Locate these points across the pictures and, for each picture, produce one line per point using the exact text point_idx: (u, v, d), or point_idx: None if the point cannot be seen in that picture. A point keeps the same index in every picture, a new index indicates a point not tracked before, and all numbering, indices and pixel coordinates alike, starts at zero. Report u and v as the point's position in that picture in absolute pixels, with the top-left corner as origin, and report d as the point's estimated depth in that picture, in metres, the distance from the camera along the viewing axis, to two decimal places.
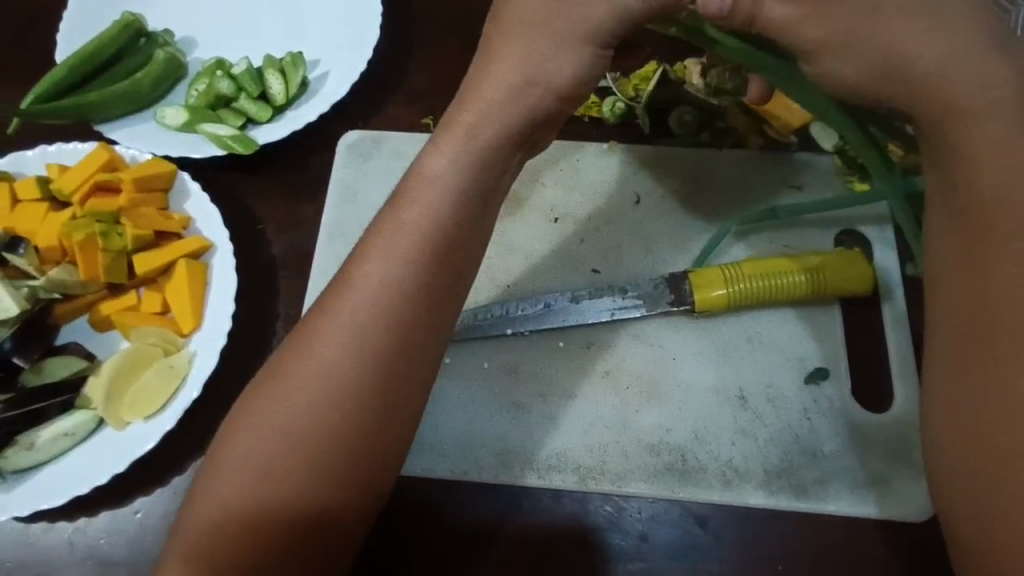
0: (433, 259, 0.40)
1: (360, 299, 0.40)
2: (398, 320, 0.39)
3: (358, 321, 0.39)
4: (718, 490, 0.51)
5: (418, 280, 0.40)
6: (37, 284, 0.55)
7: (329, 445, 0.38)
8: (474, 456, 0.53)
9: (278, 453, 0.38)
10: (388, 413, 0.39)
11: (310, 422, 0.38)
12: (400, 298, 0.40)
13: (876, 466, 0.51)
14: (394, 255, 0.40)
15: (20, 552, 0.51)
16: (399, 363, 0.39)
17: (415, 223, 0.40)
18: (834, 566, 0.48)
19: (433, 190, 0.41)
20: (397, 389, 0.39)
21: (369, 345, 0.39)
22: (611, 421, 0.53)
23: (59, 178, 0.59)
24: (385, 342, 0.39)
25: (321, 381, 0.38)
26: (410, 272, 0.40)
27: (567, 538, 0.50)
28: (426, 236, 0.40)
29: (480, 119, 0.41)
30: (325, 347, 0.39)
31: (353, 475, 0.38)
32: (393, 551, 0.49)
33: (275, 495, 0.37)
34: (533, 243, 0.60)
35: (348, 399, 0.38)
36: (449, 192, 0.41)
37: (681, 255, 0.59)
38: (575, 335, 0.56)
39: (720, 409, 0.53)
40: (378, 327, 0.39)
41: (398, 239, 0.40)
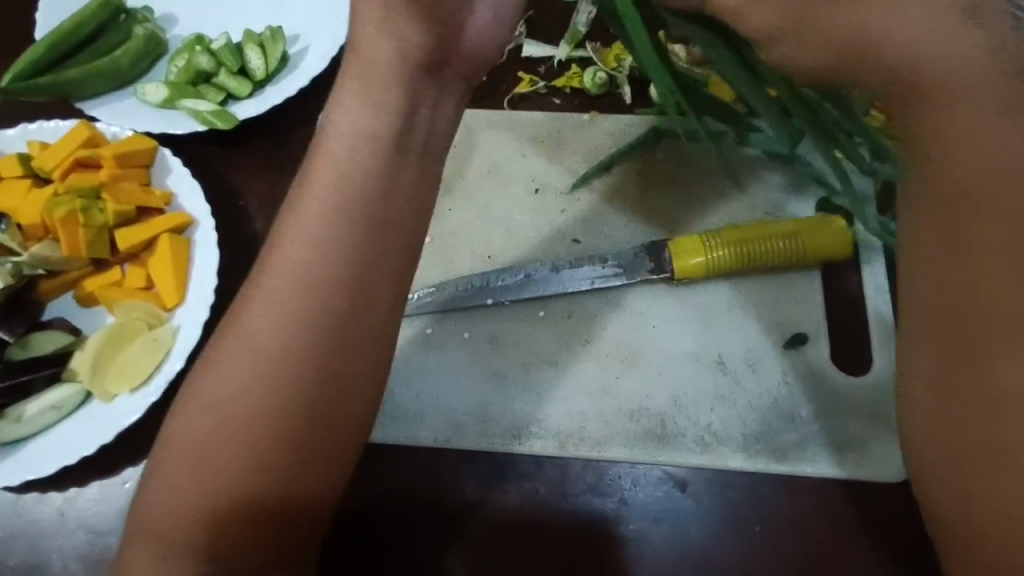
0: (365, 223, 0.40)
1: (281, 268, 0.40)
2: (335, 284, 0.39)
3: (286, 287, 0.40)
4: (697, 453, 0.51)
5: (350, 247, 0.40)
6: (22, 260, 0.55)
7: (281, 414, 0.38)
8: (456, 425, 0.53)
9: (233, 426, 0.38)
10: (336, 382, 0.39)
11: (253, 397, 0.38)
12: (329, 262, 0.39)
13: (854, 431, 0.51)
14: (322, 216, 0.40)
15: (12, 521, 0.52)
16: (348, 333, 0.39)
17: (339, 185, 0.40)
18: (816, 530, 0.48)
19: (342, 141, 0.41)
20: (344, 359, 0.39)
21: (297, 308, 0.39)
22: (590, 389, 0.54)
23: (40, 155, 0.59)
24: (318, 308, 0.39)
25: (267, 346, 0.39)
26: (340, 236, 0.40)
27: (548, 518, 0.50)
28: (347, 197, 0.40)
29: (367, 70, 0.40)
30: (268, 313, 0.40)
31: (310, 443, 0.39)
32: (374, 517, 0.50)
33: (243, 469, 0.38)
34: (514, 215, 0.60)
35: (290, 368, 0.38)
36: (358, 150, 0.40)
37: (661, 224, 0.59)
38: (555, 304, 0.57)
39: (699, 375, 0.54)
40: (312, 295, 0.39)
41: (318, 206, 0.40)
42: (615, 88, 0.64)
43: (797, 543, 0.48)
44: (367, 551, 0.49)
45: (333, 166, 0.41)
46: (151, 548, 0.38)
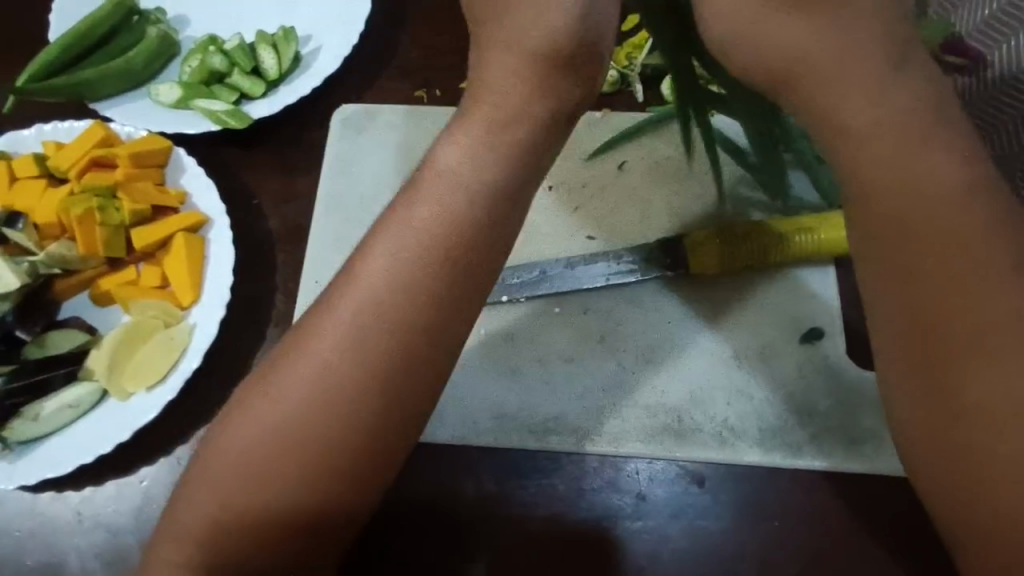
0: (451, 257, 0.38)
1: (358, 297, 0.38)
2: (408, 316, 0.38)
3: (360, 318, 0.38)
4: (714, 448, 0.51)
5: (430, 282, 0.38)
6: (38, 259, 0.55)
7: (342, 451, 0.37)
8: (474, 421, 0.54)
9: (287, 450, 0.37)
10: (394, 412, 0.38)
11: (316, 427, 0.37)
12: (412, 303, 0.38)
13: (870, 424, 0.51)
14: (406, 246, 0.38)
15: (29, 520, 0.52)
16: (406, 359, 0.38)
17: (434, 224, 0.38)
18: (834, 525, 0.48)
19: (447, 181, 0.38)
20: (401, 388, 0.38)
21: (371, 346, 0.37)
22: (606, 385, 0.54)
23: (56, 154, 0.59)
24: (398, 353, 0.37)
25: (328, 366, 0.37)
26: (427, 279, 0.38)
27: (563, 518, 0.50)
28: (435, 229, 0.38)
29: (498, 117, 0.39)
30: (332, 334, 0.38)
31: (359, 477, 0.38)
32: (393, 515, 0.50)
33: (278, 482, 0.37)
34: (528, 212, 0.60)
35: (360, 409, 0.37)
36: (466, 187, 0.38)
37: (675, 220, 0.59)
38: (572, 301, 0.57)
39: (717, 371, 0.54)
40: (391, 336, 0.37)
41: (405, 238, 0.38)
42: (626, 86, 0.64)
43: (815, 536, 0.48)
44: (383, 548, 0.49)
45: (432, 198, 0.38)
46: (179, 547, 0.38)
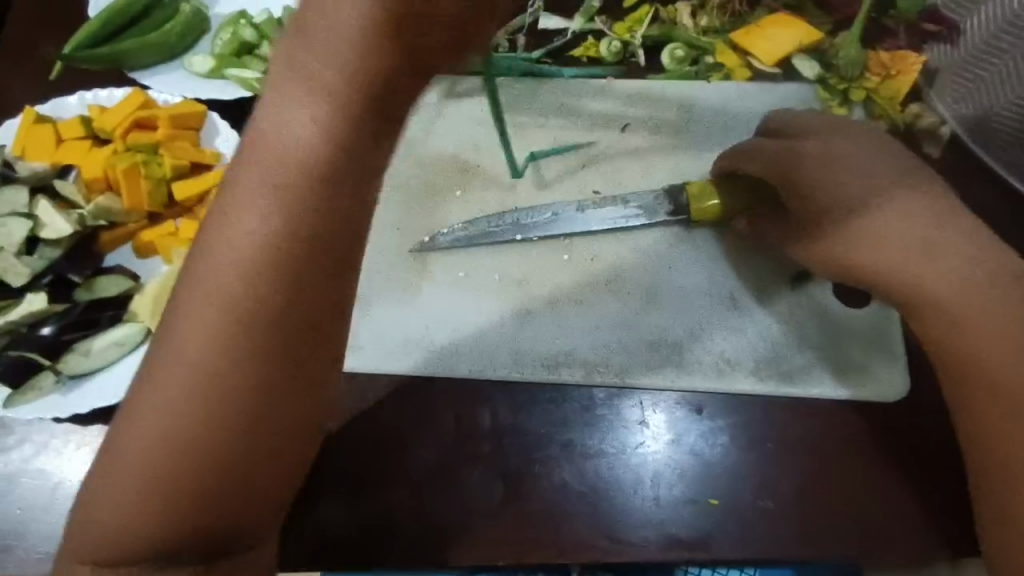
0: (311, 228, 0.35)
1: (206, 283, 0.35)
2: (276, 301, 0.35)
3: (210, 312, 0.35)
4: (713, 378, 0.56)
5: (272, 269, 0.35)
6: (86, 212, 0.59)
7: (217, 448, 0.35)
8: (490, 356, 0.58)
9: (163, 459, 0.35)
10: (277, 398, 0.36)
11: (186, 426, 0.35)
12: (262, 287, 0.35)
13: (858, 358, 0.56)
14: (251, 231, 0.35)
15: (75, 451, 0.55)
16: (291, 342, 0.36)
17: (261, 206, 0.35)
18: (822, 443, 0.53)
19: (279, 144, 0.34)
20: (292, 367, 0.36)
21: (226, 340, 0.35)
22: (613, 323, 0.59)
23: (101, 117, 0.63)
24: (253, 338, 0.35)
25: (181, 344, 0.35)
26: (266, 262, 0.35)
27: (575, 442, 0.55)
28: (290, 193, 0.35)
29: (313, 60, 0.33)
30: (193, 323, 0.35)
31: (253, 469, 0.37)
32: (419, 442, 0.55)
33: (178, 486, 0.35)
34: (537, 169, 0.65)
35: (232, 399, 0.35)
36: (298, 156, 0.34)
37: (674, 176, 0.64)
38: (578, 249, 0.61)
39: (713, 309, 0.59)
40: (241, 326, 0.35)
41: (240, 227, 0.35)
42: (629, 57, 0.69)
43: (806, 453, 0.53)
44: (411, 471, 0.54)
45: (268, 162, 0.34)
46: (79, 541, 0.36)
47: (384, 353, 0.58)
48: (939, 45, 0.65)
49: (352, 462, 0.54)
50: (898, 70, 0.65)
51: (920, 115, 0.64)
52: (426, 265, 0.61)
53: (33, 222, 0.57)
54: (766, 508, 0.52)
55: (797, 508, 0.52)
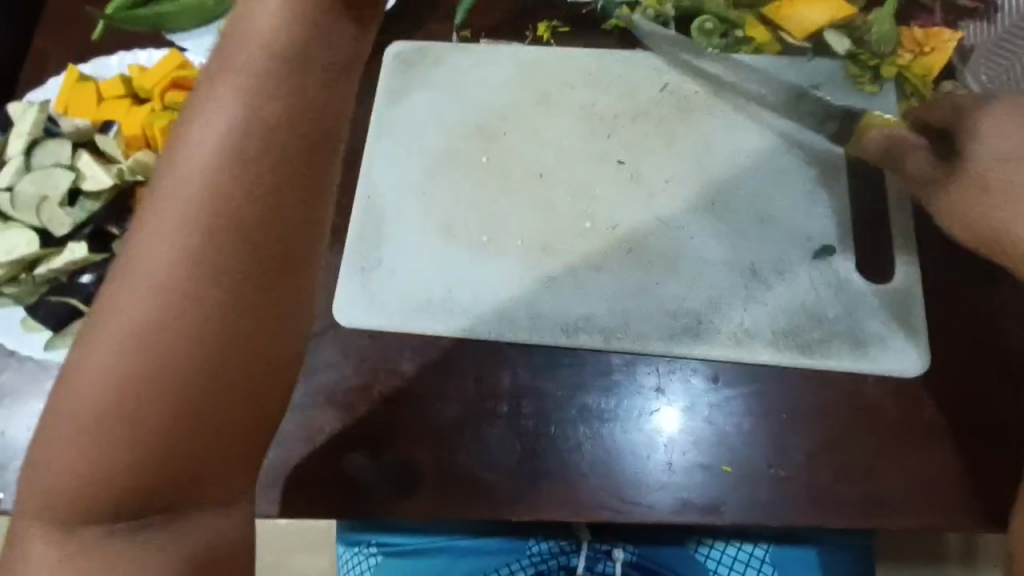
0: (244, 217, 0.31)
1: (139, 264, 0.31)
2: (207, 300, 0.31)
3: (138, 295, 0.31)
4: (731, 347, 0.57)
5: (212, 248, 0.31)
6: (124, 166, 0.61)
7: (147, 435, 0.32)
8: (511, 319, 0.59)
9: (92, 449, 0.32)
10: (204, 396, 0.32)
11: (104, 417, 0.31)
12: (192, 267, 0.31)
13: (877, 332, 0.57)
14: (180, 209, 0.31)
15: None
16: (235, 332, 0.32)
17: (199, 177, 0.31)
18: (836, 414, 0.54)
19: (221, 118, 0.31)
20: (230, 373, 0.33)
21: (154, 328, 0.31)
22: (632, 291, 0.59)
23: (140, 76, 0.65)
24: (183, 322, 0.31)
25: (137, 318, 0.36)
26: (206, 247, 0.31)
27: (589, 405, 0.56)
28: (212, 192, 0.31)
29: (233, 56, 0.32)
30: (118, 307, 0.31)
31: (194, 453, 0.33)
32: (442, 400, 0.56)
33: (89, 485, 0.32)
34: (563, 138, 0.66)
35: (158, 382, 0.31)
36: (219, 155, 0.31)
37: (700, 148, 0.65)
38: (600, 217, 0.62)
39: (734, 280, 0.59)
40: (156, 307, 0.31)
41: (174, 195, 0.31)
42: (661, 28, 0.68)
43: (818, 424, 0.54)
44: (435, 429, 0.55)
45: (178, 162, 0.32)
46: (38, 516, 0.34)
47: (408, 313, 0.60)
48: (975, 21, 0.66)
49: (376, 416, 0.55)
50: (932, 47, 0.65)
51: (953, 92, 0.63)
52: (450, 228, 0.63)
53: (75, 174, 0.60)
54: (778, 474, 0.53)
55: (810, 473, 0.53)
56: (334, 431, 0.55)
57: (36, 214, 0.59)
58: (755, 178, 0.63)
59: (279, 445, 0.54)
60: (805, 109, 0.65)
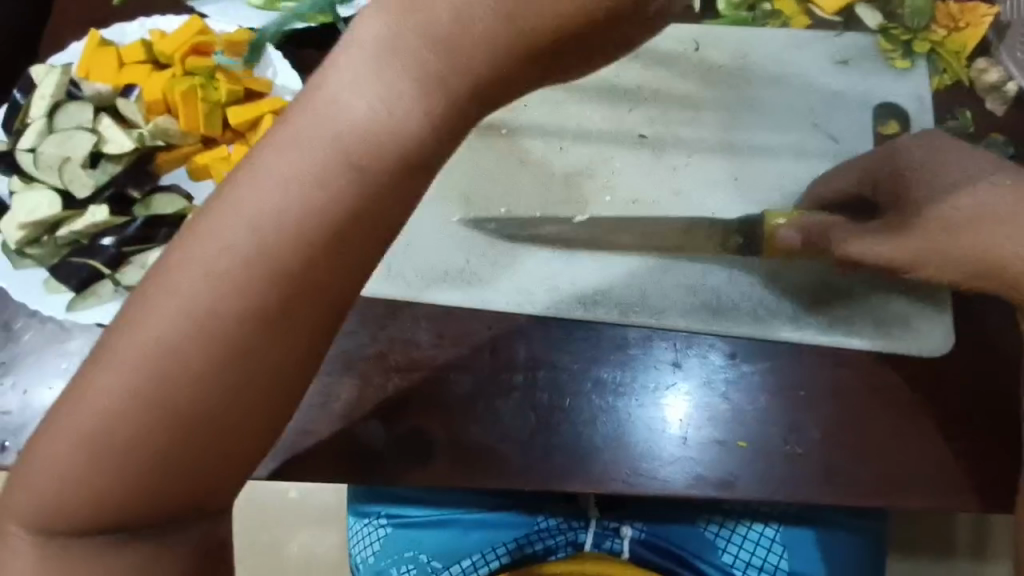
0: (288, 291, 0.29)
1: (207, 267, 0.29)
2: (239, 309, 0.29)
3: (212, 308, 0.29)
4: (750, 325, 0.57)
5: (299, 259, 0.28)
6: (145, 131, 0.62)
7: (116, 454, 0.30)
8: (529, 291, 0.59)
9: (76, 456, 0.30)
10: (212, 414, 0.30)
11: (102, 422, 0.30)
12: (277, 266, 0.28)
13: (899, 312, 0.56)
14: (265, 205, 0.28)
15: None
16: (241, 403, 0.30)
17: (294, 174, 0.28)
18: (855, 393, 0.54)
19: (342, 81, 0.28)
20: (205, 432, 0.30)
21: (212, 345, 0.29)
22: (651, 266, 0.59)
23: (161, 42, 0.65)
24: (230, 336, 0.29)
25: (170, 327, 0.29)
26: (279, 259, 0.28)
27: (605, 378, 0.56)
28: (287, 191, 0.28)
29: (347, 92, 0.28)
30: (179, 315, 0.29)
31: (179, 476, 0.30)
32: (458, 370, 0.56)
33: (92, 497, 0.30)
34: (585, 111, 0.65)
35: (178, 389, 0.29)
36: (283, 216, 0.28)
37: (724, 123, 0.63)
38: (621, 192, 0.62)
39: (755, 258, 0.59)
40: (224, 316, 0.29)
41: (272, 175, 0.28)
42: None
43: (837, 402, 0.53)
44: (450, 399, 0.55)
45: (246, 201, 0.29)
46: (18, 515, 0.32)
47: (424, 283, 0.59)
48: None
49: (392, 385, 0.56)
50: (967, 22, 0.63)
51: (987, 71, 0.61)
52: (469, 200, 0.62)
53: (96, 137, 0.61)
54: (793, 453, 0.52)
55: (828, 452, 0.52)
56: (350, 398, 0.55)
57: (58, 175, 0.60)
58: (780, 156, 0.62)
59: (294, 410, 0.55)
60: (833, 90, 0.64)
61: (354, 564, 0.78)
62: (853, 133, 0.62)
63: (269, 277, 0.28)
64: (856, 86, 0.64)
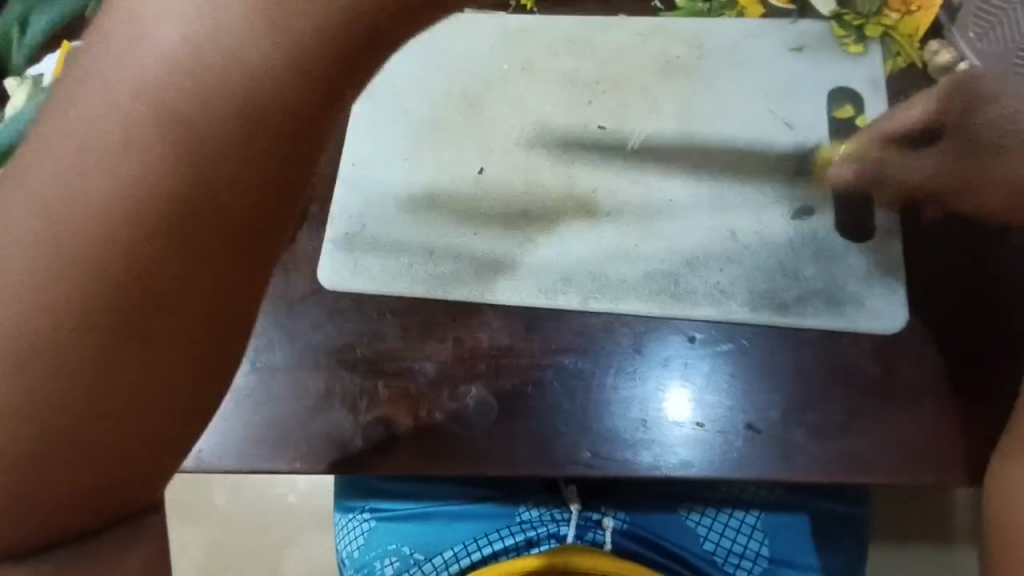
0: (168, 260, 0.30)
1: (40, 246, 0.29)
2: (99, 300, 0.29)
3: (72, 298, 0.29)
4: (708, 307, 0.57)
5: (162, 224, 0.29)
6: None
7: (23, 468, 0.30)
8: (491, 281, 0.60)
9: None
10: (112, 408, 0.31)
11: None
12: (141, 251, 0.29)
13: (853, 290, 0.57)
14: (104, 184, 0.29)
15: None
16: (142, 388, 0.31)
17: (126, 145, 0.28)
18: (814, 372, 0.55)
19: (166, 51, 0.28)
20: (103, 428, 0.31)
21: (78, 333, 0.29)
22: (611, 253, 0.60)
23: None
24: (108, 328, 0.30)
25: (29, 323, 0.29)
26: (143, 243, 0.29)
27: (568, 366, 0.56)
28: (131, 164, 0.29)
29: (157, 17, 0.28)
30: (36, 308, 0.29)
31: (88, 472, 0.31)
32: (426, 361, 0.57)
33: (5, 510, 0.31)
34: (546, 105, 0.66)
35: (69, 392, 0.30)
36: (122, 184, 0.29)
37: (682, 110, 0.65)
38: (582, 181, 0.63)
39: (714, 241, 0.60)
40: (86, 302, 0.29)
41: (106, 148, 0.29)
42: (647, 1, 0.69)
43: (794, 380, 0.54)
44: (419, 390, 0.56)
45: (71, 165, 0.29)
46: None
47: (390, 277, 0.61)
48: None
49: (360, 375, 0.57)
50: (919, 5, 0.65)
51: (939, 52, 0.62)
52: (432, 194, 0.64)
53: None
54: (752, 431, 0.53)
55: (787, 430, 0.53)
56: (319, 390, 0.56)
57: None
58: (737, 143, 0.63)
59: (265, 404, 0.56)
60: (790, 76, 0.65)
61: (340, 557, 0.78)
62: (812, 120, 0.63)
63: (130, 262, 0.29)
64: (812, 71, 0.65)
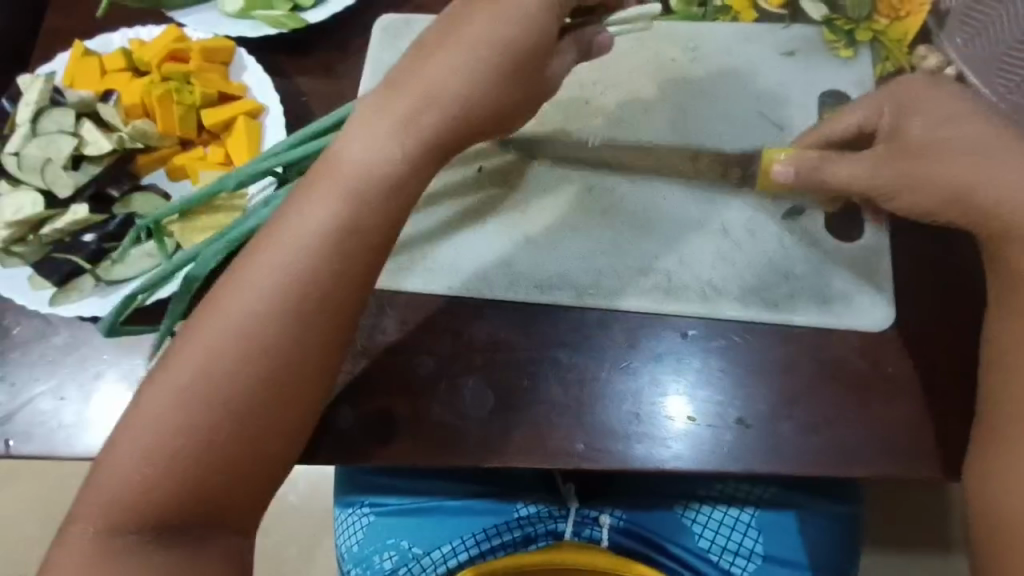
0: (317, 306, 0.46)
1: (245, 295, 0.45)
2: (278, 334, 0.45)
3: (253, 323, 0.45)
4: (700, 303, 0.59)
5: (319, 290, 0.46)
6: (125, 134, 0.65)
7: (185, 450, 0.43)
8: (489, 277, 0.61)
9: (153, 449, 0.43)
10: (259, 409, 0.44)
11: (176, 422, 0.43)
12: (300, 302, 0.45)
13: (843, 287, 0.59)
14: (290, 259, 0.46)
15: (89, 346, 0.59)
16: (279, 400, 0.45)
17: (307, 239, 0.46)
18: (803, 367, 0.56)
19: (342, 174, 0.47)
20: (253, 427, 0.44)
21: (256, 353, 0.44)
22: (607, 250, 0.61)
23: (141, 50, 0.68)
24: (266, 353, 0.45)
25: (227, 345, 0.45)
26: (303, 298, 0.45)
27: (563, 360, 0.58)
28: (306, 252, 0.46)
29: (359, 156, 0.47)
30: (229, 337, 0.45)
31: (230, 461, 0.44)
32: (424, 355, 0.58)
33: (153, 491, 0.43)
34: (545, 104, 0.67)
35: (235, 393, 0.44)
36: (301, 261, 0.46)
37: (677, 111, 0.66)
38: (579, 179, 0.64)
39: (707, 240, 0.61)
40: (268, 333, 0.45)
41: (289, 241, 0.46)
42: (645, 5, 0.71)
43: (784, 376, 0.56)
44: (416, 382, 0.57)
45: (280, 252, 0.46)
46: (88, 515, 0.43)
47: (389, 270, 0.62)
48: None
49: (358, 367, 0.58)
50: (907, 12, 0.66)
51: (926, 57, 0.65)
52: (432, 190, 0.65)
53: (78, 140, 0.65)
54: (743, 425, 0.54)
55: (775, 423, 0.54)
56: None
57: (41, 176, 0.64)
58: (731, 144, 0.64)
59: None
60: (783, 78, 0.66)
61: (339, 553, 0.78)
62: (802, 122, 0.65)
63: (293, 312, 0.45)
64: (804, 75, 0.66)
